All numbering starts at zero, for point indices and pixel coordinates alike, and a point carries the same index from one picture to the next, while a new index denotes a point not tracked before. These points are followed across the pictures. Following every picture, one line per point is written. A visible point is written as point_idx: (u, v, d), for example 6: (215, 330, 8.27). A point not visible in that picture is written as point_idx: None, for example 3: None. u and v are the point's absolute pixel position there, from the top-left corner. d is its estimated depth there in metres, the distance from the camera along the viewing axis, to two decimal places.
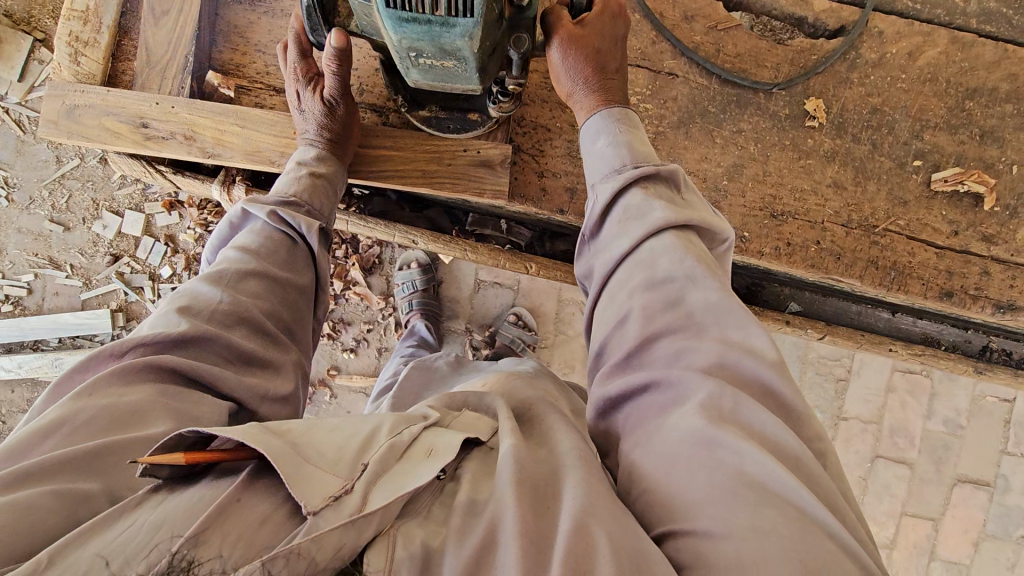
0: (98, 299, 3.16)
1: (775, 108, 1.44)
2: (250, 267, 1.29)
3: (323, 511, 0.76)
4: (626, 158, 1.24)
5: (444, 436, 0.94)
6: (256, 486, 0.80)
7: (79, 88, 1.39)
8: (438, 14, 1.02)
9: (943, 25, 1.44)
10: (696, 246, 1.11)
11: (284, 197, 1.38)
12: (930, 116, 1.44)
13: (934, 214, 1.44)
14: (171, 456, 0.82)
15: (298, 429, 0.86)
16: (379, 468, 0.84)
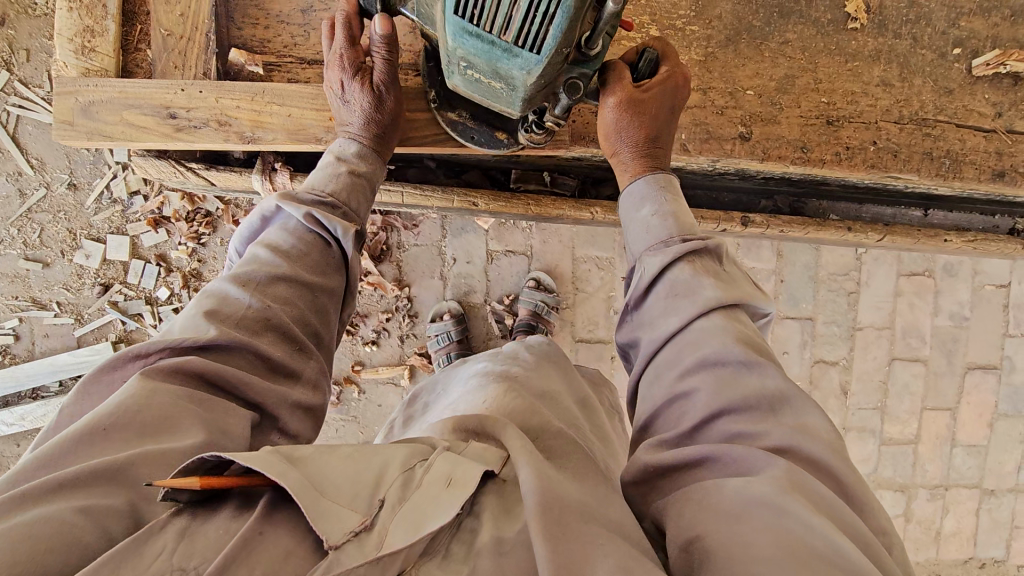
0: (94, 334, 2.96)
1: (817, 14, 1.43)
2: (280, 270, 1.18)
3: (345, 546, 0.73)
4: (674, 231, 1.19)
5: (467, 468, 0.87)
6: (276, 517, 0.78)
7: (93, 86, 1.29)
8: (503, 38, 0.93)
9: None
10: (747, 327, 1.07)
11: (319, 195, 1.26)
12: (963, 4, 1.46)
13: (978, 98, 1.48)
14: (187, 481, 0.79)
15: (311, 459, 0.84)
16: (397, 506, 0.79)
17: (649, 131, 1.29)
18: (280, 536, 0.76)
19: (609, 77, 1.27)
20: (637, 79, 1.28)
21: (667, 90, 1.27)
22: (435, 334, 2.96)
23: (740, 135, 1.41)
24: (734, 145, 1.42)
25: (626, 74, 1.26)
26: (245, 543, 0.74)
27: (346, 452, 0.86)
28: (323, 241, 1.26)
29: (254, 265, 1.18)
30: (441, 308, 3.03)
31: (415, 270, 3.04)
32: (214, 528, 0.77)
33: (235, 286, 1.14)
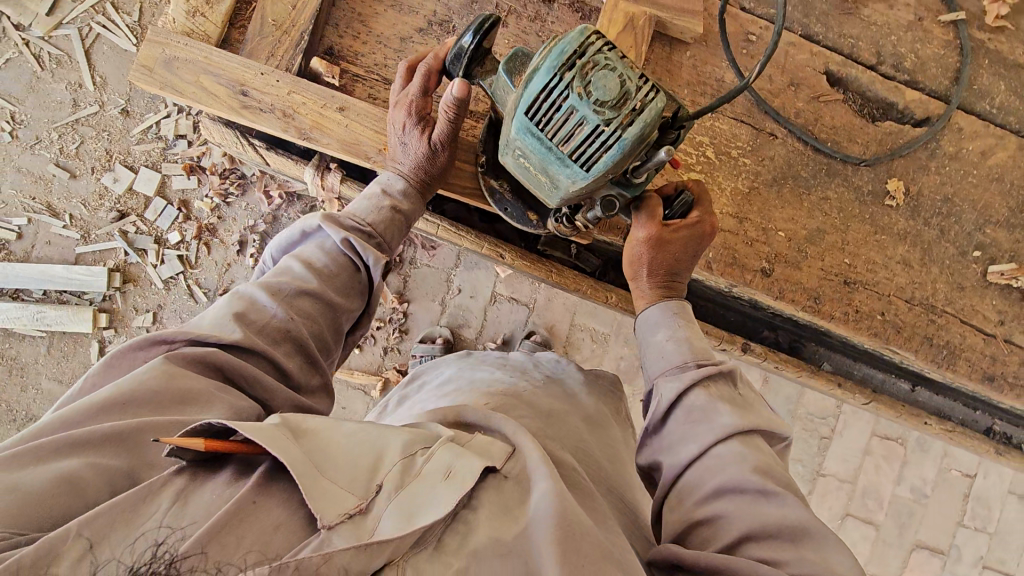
0: (94, 255, 2.97)
1: (860, 182, 1.52)
2: (308, 287, 1.20)
3: (338, 526, 0.75)
4: (689, 356, 1.24)
5: (470, 462, 0.89)
6: (272, 487, 0.80)
7: (184, 44, 1.36)
8: (560, 148, 1.00)
9: (1015, 131, 1.55)
10: (766, 452, 1.10)
11: (360, 223, 1.31)
12: (992, 213, 1.56)
13: (986, 302, 1.56)
14: (192, 441, 0.80)
15: (314, 436, 0.85)
16: (394, 492, 0.80)
17: (668, 267, 1.36)
18: (271, 510, 0.77)
19: (638, 210, 1.33)
20: (669, 218, 1.34)
21: (690, 225, 1.33)
22: (419, 355, 2.99)
23: (762, 269, 1.49)
24: (754, 277, 1.49)
25: (659, 212, 1.32)
26: (236, 514, 0.75)
27: (349, 434, 0.87)
28: (353, 265, 1.29)
29: (288, 276, 1.21)
30: (432, 332, 3.06)
31: (419, 289, 3.09)
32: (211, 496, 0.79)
33: (264, 294, 1.15)
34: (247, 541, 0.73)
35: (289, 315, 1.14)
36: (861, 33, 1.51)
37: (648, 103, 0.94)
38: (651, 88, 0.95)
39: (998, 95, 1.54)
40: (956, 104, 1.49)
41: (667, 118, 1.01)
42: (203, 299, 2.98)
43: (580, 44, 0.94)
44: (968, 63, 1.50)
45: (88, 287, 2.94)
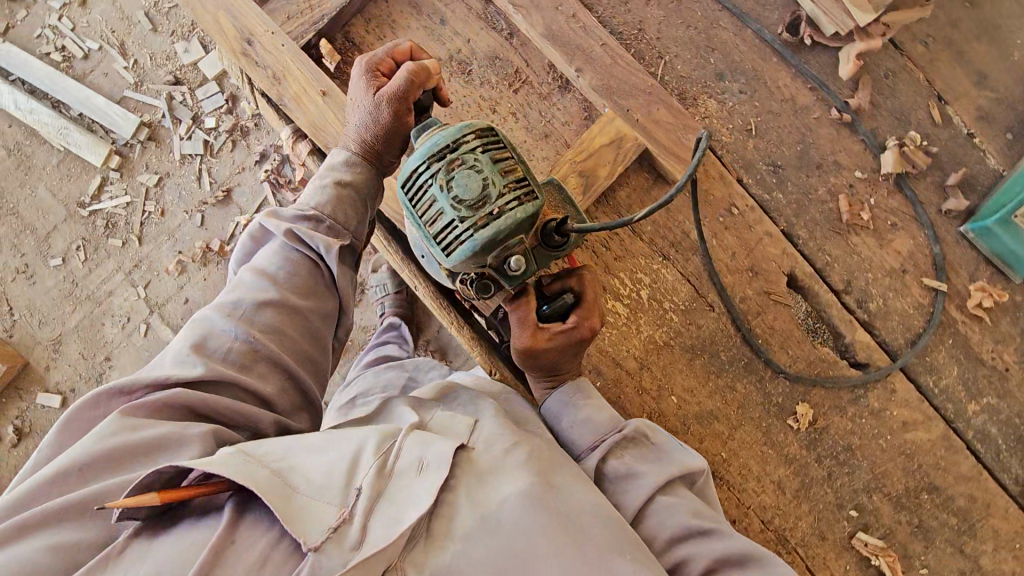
0: (137, 104, 2.92)
1: (772, 390, 1.49)
2: (269, 297, 1.19)
3: (324, 544, 0.88)
4: (594, 436, 1.22)
5: (436, 450, 1.04)
6: (243, 520, 0.92)
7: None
8: (434, 226, 1.11)
9: (946, 418, 1.51)
10: (688, 498, 1.13)
11: (303, 209, 1.28)
12: (887, 483, 1.49)
13: (840, 564, 1.47)
14: (145, 497, 0.88)
15: (275, 459, 0.97)
16: (376, 497, 0.95)
17: (550, 366, 1.28)
18: (248, 549, 0.89)
19: (512, 313, 1.22)
20: (544, 318, 1.23)
21: (562, 333, 1.22)
22: None
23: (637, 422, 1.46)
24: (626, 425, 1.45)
25: (532, 310, 1.23)
26: (213, 560, 0.87)
27: (303, 450, 1.00)
28: (317, 268, 1.27)
29: (243, 290, 1.20)
30: None
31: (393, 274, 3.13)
32: (170, 550, 0.89)
33: (221, 318, 1.15)
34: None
35: (252, 331, 1.14)
36: (839, 256, 1.50)
37: (503, 208, 1.06)
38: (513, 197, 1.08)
39: (944, 376, 1.51)
40: (898, 365, 1.48)
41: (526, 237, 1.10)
42: (207, 188, 2.84)
43: (454, 141, 1.10)
44: (926, 334, 1.48)
45: (116, 130, 2.89)
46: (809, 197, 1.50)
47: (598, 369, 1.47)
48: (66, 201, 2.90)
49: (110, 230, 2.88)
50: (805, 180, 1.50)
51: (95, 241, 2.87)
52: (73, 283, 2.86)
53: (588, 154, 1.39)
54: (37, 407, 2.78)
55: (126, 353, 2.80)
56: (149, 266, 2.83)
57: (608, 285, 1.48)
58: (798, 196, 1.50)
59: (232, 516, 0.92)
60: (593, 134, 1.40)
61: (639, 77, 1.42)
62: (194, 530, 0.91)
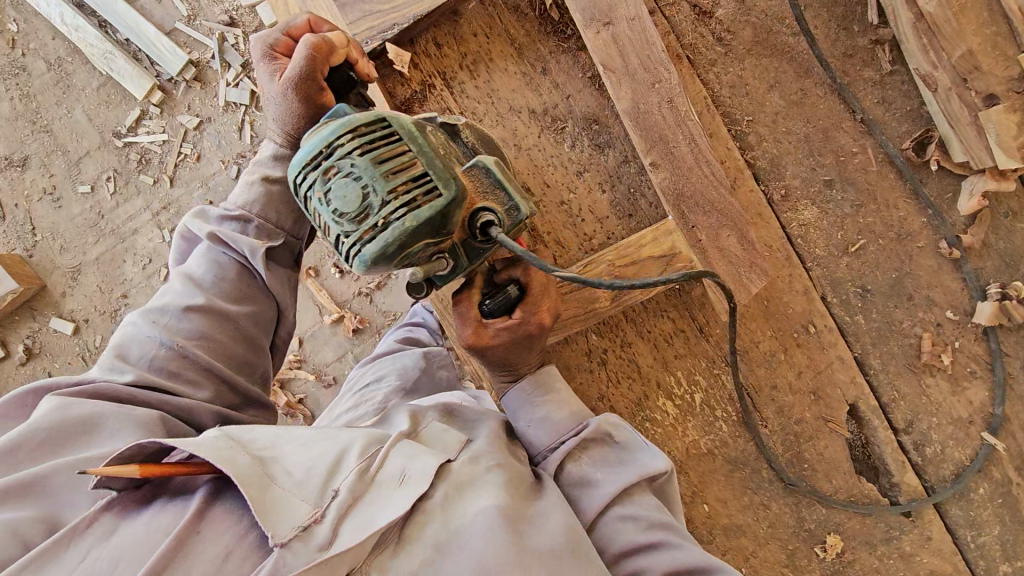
0: (186, 40, 2.67)
1: (806, 515, 1.44)
2: (192, 303, 1.04)
3: (291, 544, 0.78)
4: (554, 439, 1.06)
5: (422, 460, 0.93)
6: (211, 514, 0.82)
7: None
8: (329, 235, 0.93)
9: (975, 573, 1.46)
10: (643, 507, 0.96)
11: (228, 211, 1.14)
12: None
13: None
14: (126, 468, 0.80)
15: (258, 440, 0.90)
16: (353, 500, 0.84)
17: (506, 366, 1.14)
18: (212, 539, 0.80)
19: (455, 312, 1.07)
20: (490, 312, 1.05)
21: (506, 332, 1.04)
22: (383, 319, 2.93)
23: None
24: None
25: (477, 307, 1.06)
26: (178, 547, 0.77)
27: (286, 440, 0.91)
28: (248, 271, 1.12)
29: (169, 295, 1.07)
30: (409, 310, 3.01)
31: None
32: (136, 533, 0.80)
33: (146, 322, 1.04)
34: None
35: (174, 341, 1.01)
36: (907, 394, 1.43)
37: (386, 219, 0.86)
38: (406, 197, 0.87)
39: (984, 533, 1.45)
40: (933, 498, 1.42)
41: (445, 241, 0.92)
42: (247, 142, 2.64)
43: (328, 146, 0.90)
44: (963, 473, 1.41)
45: (163, 64, 2.67)
46: (892, 329, 1.41)
47: None
48: (102, 127, 2.70)
49: (142, 166, 2.69)
50: (892, 310, 1.41)
51: (125, 175, 2.70)
52: (99, 214, 2.70)
53: (633, 262, 1.26)
54: (48, 330, 2.67)
55: (142, 295, 2.66)
56: (177, 211, 2.66)
57: (662, 382, 1.42)
58: (880, 326, 1.41)
59: (201, 503, 0.82)
60: (644, 240, 1.27)
61: (711, 191, 1.27)
62: (160, 514, 0.82)
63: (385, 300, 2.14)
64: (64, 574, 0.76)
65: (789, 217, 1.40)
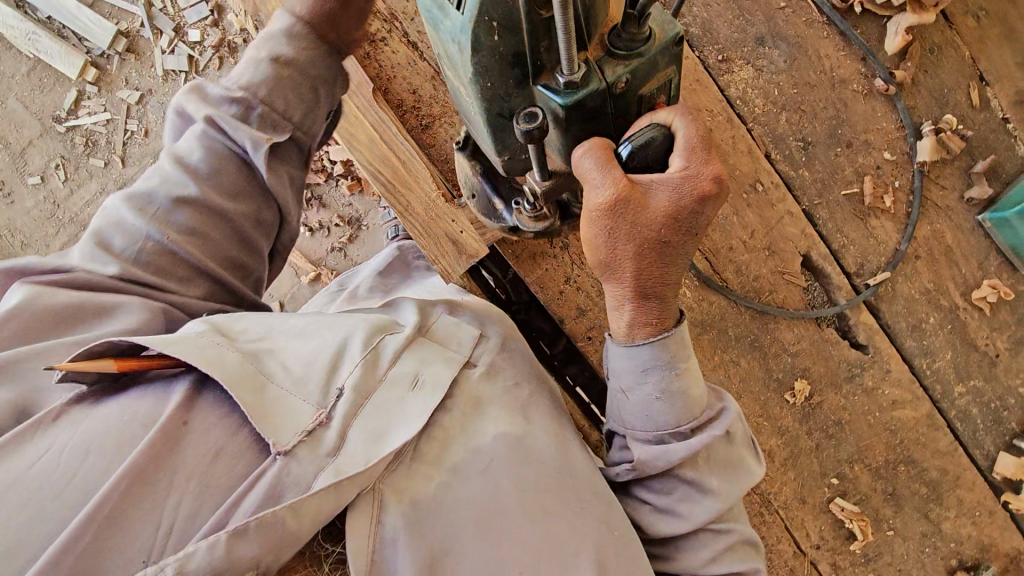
0: (111, 10, 2.59)
1: (774, 366, 1.54)
2: (185, 195, 1.00)
3: (297, 451, 0.83)
4: (680, 415, 0.97)
5: (433, 367, 0.99)
6: (197, 407, 0.85)
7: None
8: None
9: (933, 398, 1.58)
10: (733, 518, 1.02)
11: (230, 91, 1.06)
12: (870, 457, 1.58)
13: (816, 524, 1.59)
14: (102, 361, 0.83)
15: (246, 337, 0.93)
16: (359, 404, 0.89)
17: (645, 253, 0.91)
18: (201, 436, 0.83)
19: (585, 159, 0.88)
20: (631, 168, 0.88)
21: (669, 191, 0.87)
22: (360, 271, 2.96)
23: None
24: None
25: (615, 156, 0.87)
26: (165, 443, 0.81)
27: (286, 335, 0.95)
28: (247, 166, 1.07)
29: (157, 181, 1.02)
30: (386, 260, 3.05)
31: None
32: (108, 421, 0.82)
33: (128, 212, 0.99)
34: (181, 477, 0.79)
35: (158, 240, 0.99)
36: (856, 239, 1.50)
37: None
38: None
39: (938, 359, 1.56)
40: (866, 294, 1.49)
41: (584, 49, 0.83)
42: None
43: None
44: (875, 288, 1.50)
45: (91, 38, 2.58)
46: (835, 177, 1.47)
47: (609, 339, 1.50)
48: (40, 113, 2.62)
49: (90, 148, 2.63)
50: (834, 158, 1.47)
51: (74, 160, 2.63)
52: (54, 205, 2.62)
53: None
54: None
55: None
56: (134, 189, 2.62)
57: None
58: (825, 176, 1.48)
59: (187, 395, 0.85)
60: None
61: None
62: (134, 409, 0.83)
63: (360, 252, 2.16)
64: (37, 455, 0.79)
65: (727, 80, 1.43)
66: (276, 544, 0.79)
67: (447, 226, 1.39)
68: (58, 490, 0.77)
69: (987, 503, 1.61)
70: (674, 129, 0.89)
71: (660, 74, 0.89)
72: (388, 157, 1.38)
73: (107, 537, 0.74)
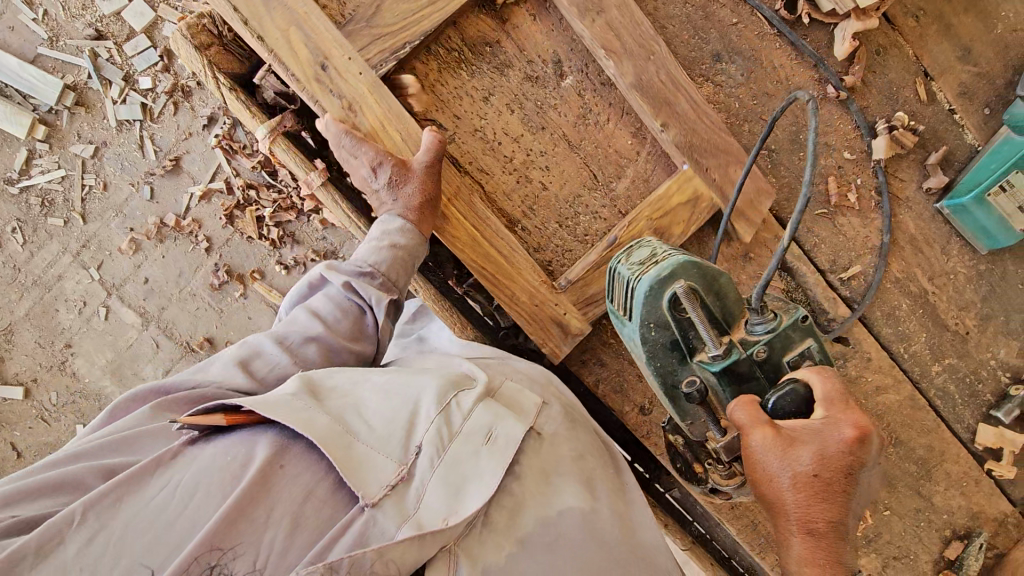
0: (53, 63, 2.48)
1: None
2: (314, 332, 1.16)
3: (383, 507, 0.94)
4: None
5: (505, 425, 1.08)
6: (291, 453, 0.97)
7: (276, 120, 1.41)
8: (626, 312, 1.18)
9: (912, 379, 1.66)
10: None
11: (362, 266, 1.24)
12: None
13: None
14: (213, 415, 0.98)
15: (330, 401, 1.04)
16: (436, 460, 1.00)
17: (812, 495, 0.91)
18: (296, 478, 0.95)
19: (736, 410, 0.98)
20: (776, 411, 0.97)
21: (816, 440, 0.92)
22: None
23: (639, 407, 1.53)
24: (630, 411, 1.54)
25: (761, 410, 0.97)
26: (264, 483, 0.92)
27: (369, 393, 1.07)
28: (364, 315, 1.23)
29: (294, 326, 1.17)
30: None
31: None
32: (210, 460, 0.95)
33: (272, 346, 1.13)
34: (276, 516, 0.91)
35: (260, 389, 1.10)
36: (825, 237, 1.56)
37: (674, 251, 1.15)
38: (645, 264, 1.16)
39: (914, 342, 1.63)
40: (856, 315, 1.55)
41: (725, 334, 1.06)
42: (152, 157, 2.51)
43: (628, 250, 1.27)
44: (880, 272, 1.57)
45: (35, 94, 2.47)
46: (801, 179, 1.53)
47: (602, 359, 1.52)
48: None
49: (47, 207, 2.54)
50: (799, 162, 1.53)
51: (32, 223, 2.54)
52: (15, 269, 2.56)
53: (668, 212, 1.39)
54: None
55: (88, 339, 2.57)
56: (100, 246, 2.54)
57: None
58: (791, 179, 1.53)
59: (277, 444, 0.97)
60: (671, 192, 1.39)
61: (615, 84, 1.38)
62: (236, 445, 0.96)
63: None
64: (152, 493, 0.92)
65: None
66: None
67: (551, 310, 1.41)
68: (170, 528, 0.88)
69: (972, 474, 1.68)
70: (810, 384, 0.98)
71: (793, 357, 1.03)
72: (478, 243, 1.38)
73: (216, 564, 0.86)
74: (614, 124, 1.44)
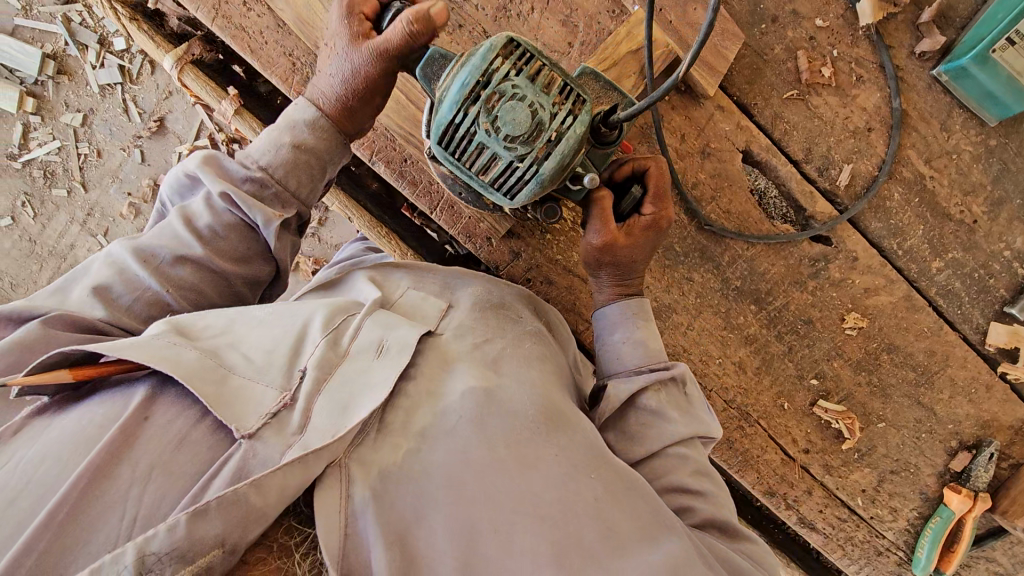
0: (32, 33, 2.41)
1: (730, 273, 1.47)
2: (190, 253, 1.04)
3: (261, 432, 0.79)
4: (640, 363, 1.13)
5: (399, 332, 0.96)
6: (159, 400, 0.82)
7: (184, 48, 1.39)
8: (482, 176, 1.02)
9: (908, 279, 1.47)
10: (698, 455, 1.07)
11: (250, 171, 1.07)
12: (847, 350, 1.51)
13: (801, 428, 1.56)
14: (56, 373, 0.81)
15: (207, 336, 0.91)
16: (323, 382, 0.86)
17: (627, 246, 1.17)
18: (167, 427, 0.80)
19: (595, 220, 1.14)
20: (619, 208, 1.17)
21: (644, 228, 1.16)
22: None
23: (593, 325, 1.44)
24: (585, 329, 1.45)
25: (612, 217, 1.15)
26: (126, 439, 0.77)
27: (247, 325, 0.94)
28: (250, 228, 1.08)
29: (165, 237, 1.05)
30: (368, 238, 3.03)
31: None
32: (71, 427, 0.79)
33: (138, 261, 1.02)
34: (146, 464, 0.76)
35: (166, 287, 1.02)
36: (798, 122, 1.38)
37: (562, 131, 0.94)
38: (528, 152, 0.95)
39: (908, 237, 1.44)
40: (844, 218, 1.39)
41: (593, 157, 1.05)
42: (138, 120, 2.46)
43: (483, 75, 0.92)
44: (880, 180, 1.38)
45: (21, 68, 2.42)
46: (765, 58, 1.36)
47: (550, 278, 1.43)
48: None
49: (50, 179, 2.53)
50: (760, 36, 1.35)
51: (38, 195, 2.54)
52: (31, 241, 2.59)
53: (614, 62, 1.26)
54: None
55: None
56: (103, 215, 2.55)
57: None
58: (752, 56, 1.36)
59: (148, 394, 0.82)
60: (619, 39, 1.26)
61: None
62: (98, 408, 0.81)
63: (332, 234, 2.25)
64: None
65: None
66: (242, 524, 0.72)
67: None
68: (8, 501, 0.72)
69: (982, 379, 1.51)
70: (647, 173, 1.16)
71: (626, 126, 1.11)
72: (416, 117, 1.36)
73: (73, 539, 0.69)
74: (539, 13, 1.30)
